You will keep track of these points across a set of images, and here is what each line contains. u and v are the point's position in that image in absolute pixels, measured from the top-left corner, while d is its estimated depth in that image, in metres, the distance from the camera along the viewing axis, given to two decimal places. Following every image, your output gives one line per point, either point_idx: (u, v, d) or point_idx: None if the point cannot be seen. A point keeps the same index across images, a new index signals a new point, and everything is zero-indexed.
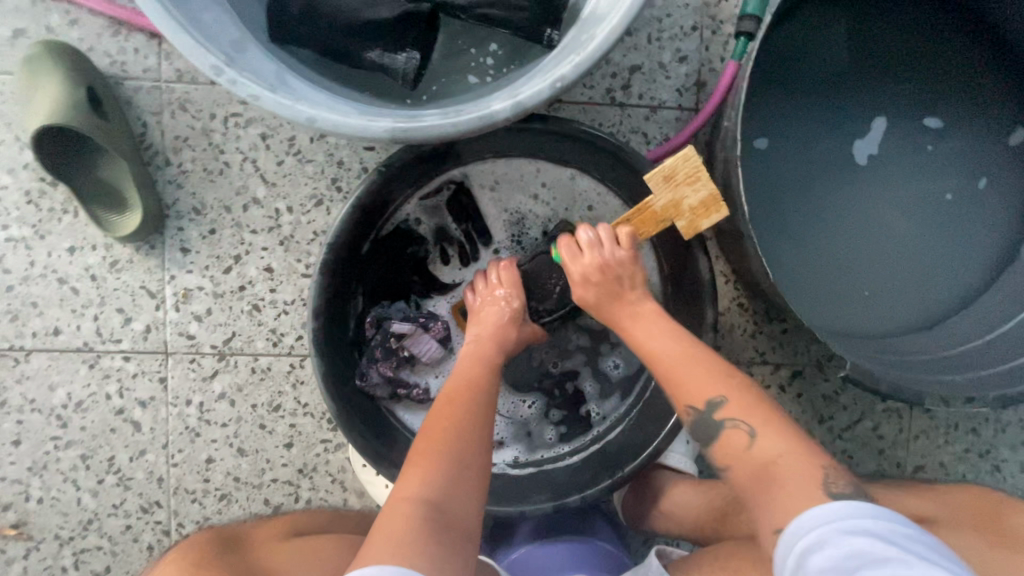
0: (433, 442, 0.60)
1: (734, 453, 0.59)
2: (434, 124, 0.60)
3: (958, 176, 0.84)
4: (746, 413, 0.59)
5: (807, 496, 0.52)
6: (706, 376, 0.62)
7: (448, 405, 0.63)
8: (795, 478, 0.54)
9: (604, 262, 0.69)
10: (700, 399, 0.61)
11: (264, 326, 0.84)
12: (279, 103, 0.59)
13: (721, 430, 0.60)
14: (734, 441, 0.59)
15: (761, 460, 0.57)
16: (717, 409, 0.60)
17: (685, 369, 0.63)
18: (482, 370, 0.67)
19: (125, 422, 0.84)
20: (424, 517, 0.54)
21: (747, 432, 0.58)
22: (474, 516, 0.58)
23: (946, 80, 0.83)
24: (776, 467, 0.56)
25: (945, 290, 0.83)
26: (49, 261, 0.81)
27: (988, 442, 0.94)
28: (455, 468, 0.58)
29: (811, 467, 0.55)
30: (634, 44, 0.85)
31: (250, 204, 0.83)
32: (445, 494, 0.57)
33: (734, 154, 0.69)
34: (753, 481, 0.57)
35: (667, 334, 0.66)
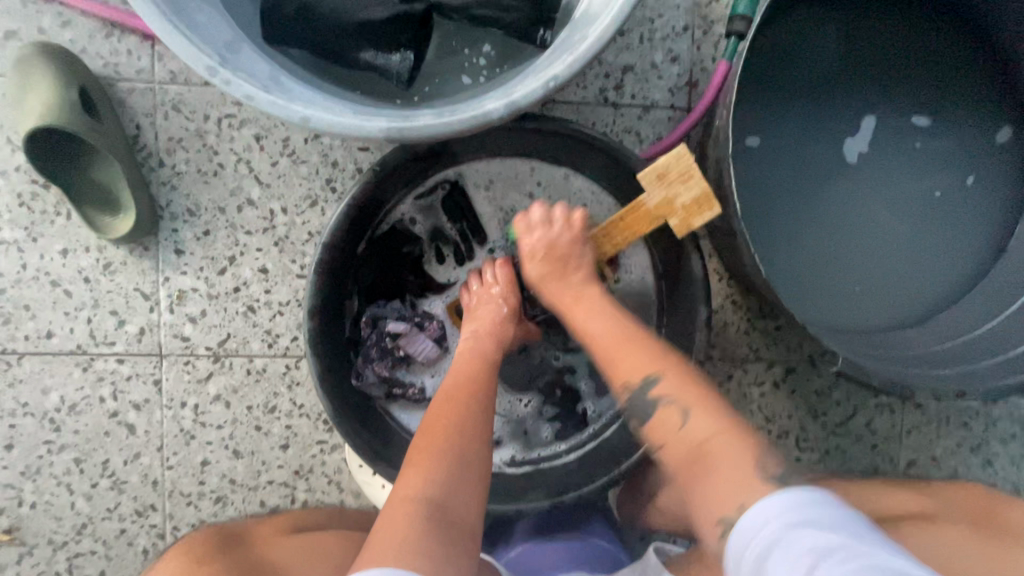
0: (434, 440, 0.61)
1: (669, 435, 0.61)
2: (429, 124, 0.60)
3: (946, 174, 0.85)
4: (680, 395, 0.61)
5: (735, 477, 0.54)
6: (637, 358, 0.64)
7: (448, 404, 0.64)
8: (725, 459, 0.56)
9: (551, 242, 0.71)
10: (631, 378, 0.63)
11: (259, 327, 0.84)
12: (274, 103, 0.59)
13: (656, 409, 0.62)
14: (667, 420, 0.61)
15: (693, 441, 0.59)
16: (650, 387, 0.62)
17: (615, 352, 0.65)
18: (481, 368, 0.68)
19: (119, 425, 0.84)
20: (427, 516, 0.55)
21: (680, 412, 0.60)
22: (475, 513, 0.58)
23: (934, 79, 0.84)
24: (708, 449, 0.57)
25: (934, 286, 0.84)
26: (41, 264, 0.81)
27: (980, 436, 0.95)
28: (455, 465, 0.59)
29: (742, 447, 0.56)
30: (626, 44, 0.86)
31: (244, 205, 0.83)
32: (448, 493, 0.57)
33: (726, 153, 0.70)
34: (688, 458, 0.59)
35: (599, 314, 0.69)
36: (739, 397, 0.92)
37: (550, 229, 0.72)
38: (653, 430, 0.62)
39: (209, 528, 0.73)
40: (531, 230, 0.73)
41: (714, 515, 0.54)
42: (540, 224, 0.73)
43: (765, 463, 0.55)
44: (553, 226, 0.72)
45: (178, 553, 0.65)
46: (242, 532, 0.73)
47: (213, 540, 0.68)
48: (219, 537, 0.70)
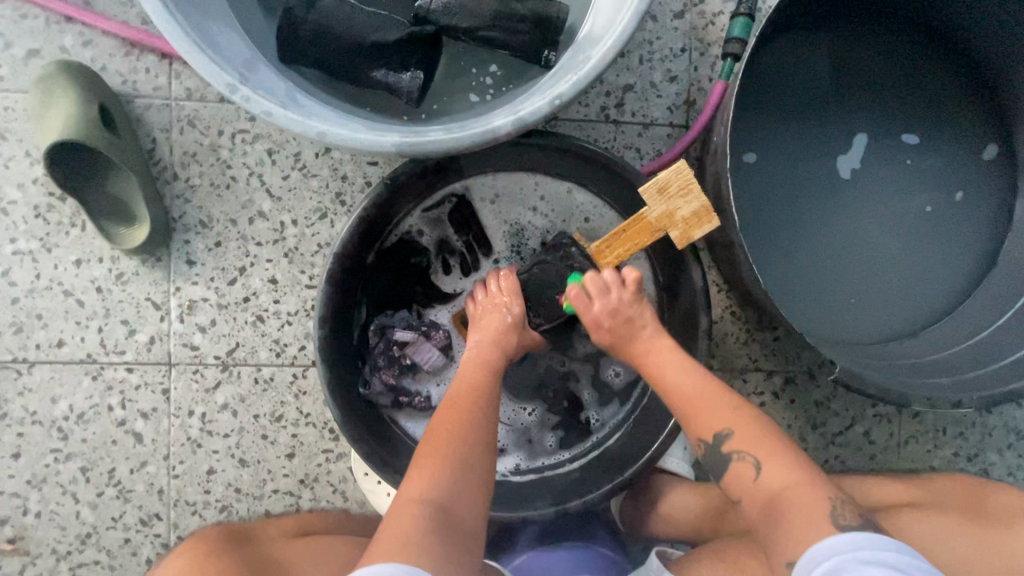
0: (438, 446, 0.62)
1: (744, 486, 0.60)
2: (440, 139, 0.63)
3: (936, 190, 0.88)
4: (752, 446, 0.60)
5: (815, 529, 0.54)
6: (721, 409, 0.62)
7: (453, 410, 0.65)
8: (802, 510, 0.56)
9: (618, 307, 0.71)
10: (710, 432, 0.62)
11: (267, 337, 0.85)
12: (292, 120, 0.62)
13: (731, 463, 0.60)
14: (743, 473, 0.60)
15: (766, 495, 0.58)
16: (724, 442, 0.61)
17: (696, 401, 0.63)
18: (485, 376, 0.69)
19: (127, 434, 0.84)
20: (430, 519, 0.56)
21: (753, 465, 0.59)
22: (476, 517, 0.59)
23: (922, 99, 0.87)
24: (781, 503, 0.57)
25: (928, 298, 0.87)
26: (55, 274, 0.83)
27: (976, 446, 0.97)
28: (461, 469, 0.60)
29: (817, 501, 0.56)
30: (626, 65, 0.89)
31: (256, 217, 0.85)
32: (450, 497, 0.58)
33: (724, 168, 0.73)
34: (764, 513, 0.58)
35: (689, 370, 0.66)
36: None
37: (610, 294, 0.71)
38: (727, 484, 0.61)
39: (221, 527, 0.74)
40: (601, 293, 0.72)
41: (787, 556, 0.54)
42: (601, 291, 0.72)
43: (833, 514, 0.55)
44: (608, 293, 0.71)
45: (186, 551, 0.67)
46: (250, 532, 0.74)
47: (221, 539, 0.70)
48: (229, 536, 0.71)
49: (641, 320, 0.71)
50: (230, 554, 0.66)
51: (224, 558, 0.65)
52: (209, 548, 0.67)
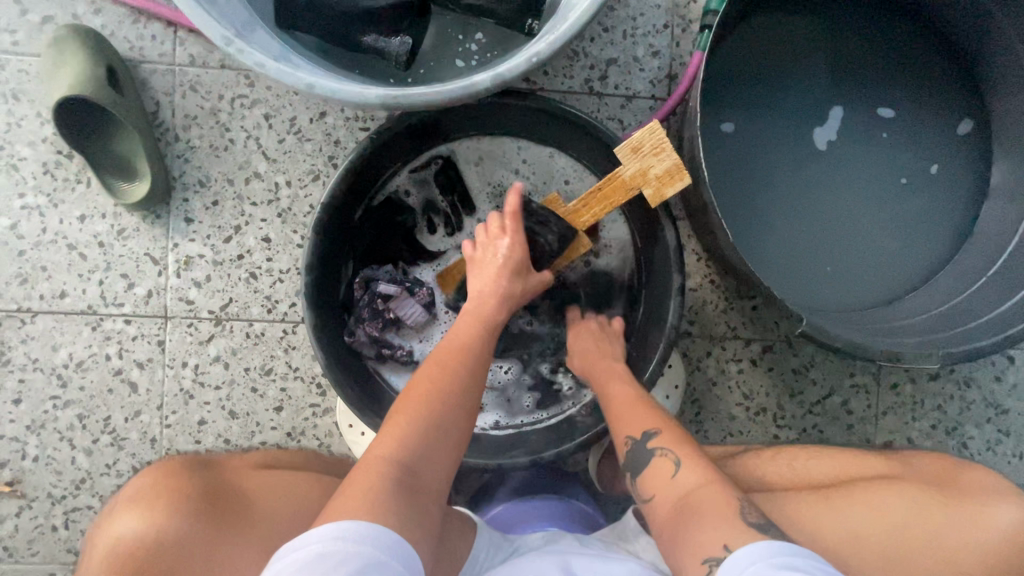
0: (412, 406, 0.63)
1: (660, 483, 0.64)
2: (422, 93, 0.67)
3: (912, 163, 0.90)
4: (676, 446, 0.65)
5: (721, 521, 0.55)
6: (649, 416, 0.69)
7: (432, 370, 0.66)
8: (709, 503, 0.58)
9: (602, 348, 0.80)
10: (638, 431, 0.68)
11: (259, 293, 0.89)
12: (282, 71, 0.65)
13: (653, 458, 0.65)
14: (661, 469, 0.64)
15: (681, 491, 0.61)
16: (651, 439, 0.67)
17: (626, 410, 0.71)
18: (468, 335, 0.69)
19: (123, 383, 0.88)
20: (395, 480, 0.57)
21: (674, 461, 0.64)
22: (438, 481, 0.61)
23: (899, 75, 0.90)
24: (691, 499, 0.60)
25: (902, 268, 0.89)
26: (60, 228, 0.87)
27: (955, 419, 0.98)
28: (432, 432, 0.61)
29: (723, 499, 0.58)
30: (610, 39, 0.93)
31: (252, 178, 0.89)
32: (417, 460, 0.60)
33: (697, 130, 0.75)
34: (673, 512, 0.60)
35: (629, 384, 0.74)
36: (717, 374, 0.95)
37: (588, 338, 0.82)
38: (648, 479, 0.65)
39: (188, 456, 0.74)
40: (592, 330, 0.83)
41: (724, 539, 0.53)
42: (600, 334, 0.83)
43: (742, 509, 0.57)
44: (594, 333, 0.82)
45: (151, 473, 0.68)
46: (215, 461, 0.74)
47: (188, 464, 0.70)
48: (193, 463, 0.71)
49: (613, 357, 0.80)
50: (193, 476, 0.67)
51: (189, 479, 0.66)
52: (171, 469, 0.68)
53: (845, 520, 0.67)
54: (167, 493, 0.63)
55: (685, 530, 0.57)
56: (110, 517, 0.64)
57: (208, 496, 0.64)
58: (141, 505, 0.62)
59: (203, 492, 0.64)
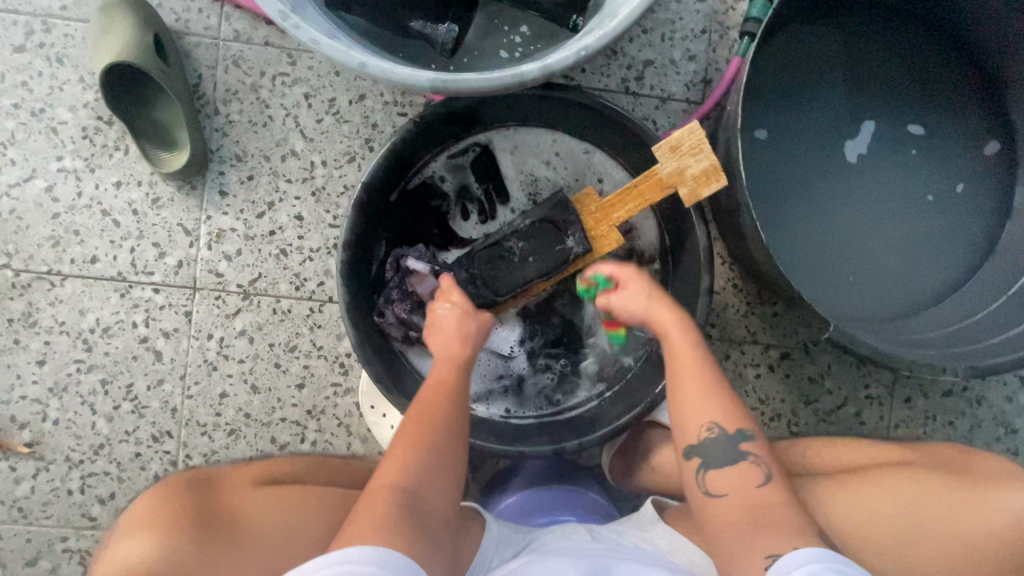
0: (411, 433, 0.64)
1: (733, 484, 0.62)
2: (471, 80, 0.68)
3: (938, 181, 0.91)
4: (765, 460, 0.63)
5: (790, 543, 0.55)
6: (735, 411, 0.65)
7: (428, 398, 0.67)
8: (779, 523, 0.57)
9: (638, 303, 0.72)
10: (733, 428, 0.64)
11: (289, 270, 0.89)
12: (335, 48, 0.66)
13: (739, 458, 0.63)
14: (748, 476, 0.62)
15: (755, 504, 0.60)
16: (745, 441, 0.63)
17: (703, 389, 0.65)
18: (460, 362, 0.71)
19: (147, 351, 0.88)
20: (400, 504, 0.57)
21: (764, 473, 0.62)
22: (445, 502, 0.61)
23: (930, 94, 0.91)
24: (765, 511, 0.59)
25: (922, 282, 0.90)
26: (95, 193, 0.87)
27: (963, 435, 0.99)
28: (432, 458, 0.62)
29: (795, 521, 0.58)
30: (649, 41, 0.94)
31: (288, 156, 0.89)
32: (421, 484, 0.60)
33: (736, 131, 0.75)
34: (743, 514, 0.59)
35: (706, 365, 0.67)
36: (734, 377, 0.96)
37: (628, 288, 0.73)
38: (717, 473, 0.63)
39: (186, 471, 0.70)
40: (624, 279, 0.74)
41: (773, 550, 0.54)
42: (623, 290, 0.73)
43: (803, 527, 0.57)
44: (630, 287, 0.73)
45: (153, 491, 0.65)
46: (215, 477, 0.70)
47: (186, 482, 0.67)
48: (189, 481, 0.67)
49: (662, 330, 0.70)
50: (189, 497, 0.63)
51: (182, 498, 0.63)
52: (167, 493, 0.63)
53: (863, 513, 0.68)
54: (166, 515, 0.60)
55: (746, 535, 0.57)
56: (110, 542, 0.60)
57: (201, 518, 0.61)
58: (139, 529, 0.59)
59: (197, 513, 0.61)
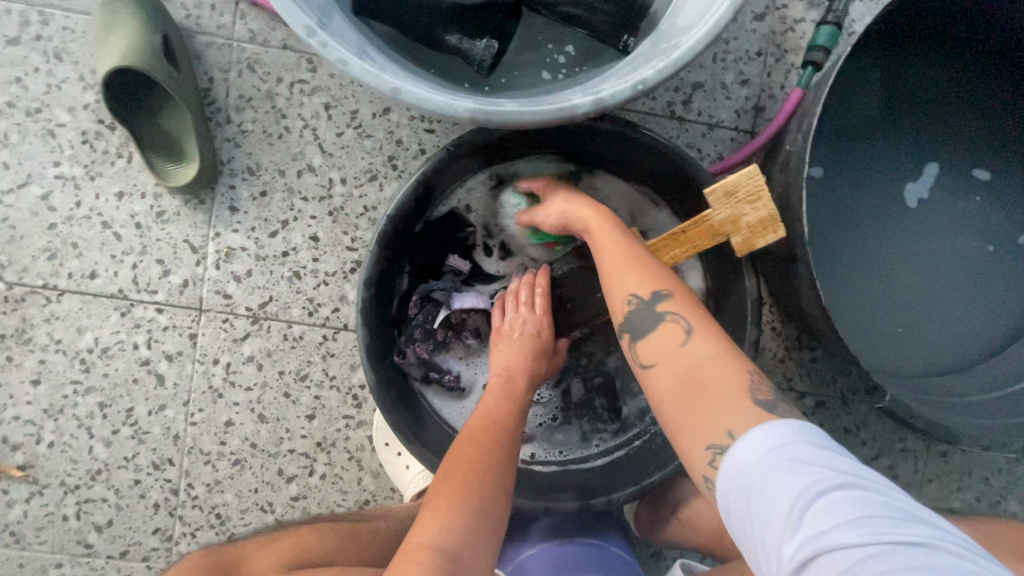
0: (455, 484, 0.58)
1: (666, 350, 0.54)
2: (514, 111, 0.61)
3: (1000, 230, 0.85)
4: (687, 310, 0.55)
5: (736, 405, 0.47)
6: (648, 272, 0.58)
7: (473, 444, 0.62)
8: (724, 381, 0.49)
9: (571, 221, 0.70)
10: (646, 291, 0.57)
11: (302, 294, 0.84)
12: (367, 71, 0.59)
13: (660, 322, 0.55)
14: (670, 337, 0.54)
15: (690, 361, 0.52)
16: (661, 301, 0.56)
17: (625, 267, 0.60)
18: (511, 411, 0.67)
19: (149, 374, 0.83)
20: (441, 568, 0.51)
21: (685, 327, 0.54)
22: (487, 566, 0.54)
23: (999, 135, 0.85)
24: (702, 370, 0.51)
25: (974, 335, 0.83)
26: (95, 204, 0.81)
27: (1000, 493, 0.94)
28: (475, 508, 0.56)
29: (736, 372, 0.50)
30: (699, 62, 0.87)
31: (305, 171, 0.83)
32: (464, 546, 0.53)
33: (802, 175, 0.68)
34: (681, 382, 0.52)
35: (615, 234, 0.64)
36: None
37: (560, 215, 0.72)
38: (648, 347, 0.55)
39: (202, 553, 0.62)
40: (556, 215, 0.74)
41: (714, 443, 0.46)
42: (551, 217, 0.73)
43: None
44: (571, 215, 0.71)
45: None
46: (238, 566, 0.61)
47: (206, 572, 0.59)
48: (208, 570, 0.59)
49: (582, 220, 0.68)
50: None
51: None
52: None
53: None
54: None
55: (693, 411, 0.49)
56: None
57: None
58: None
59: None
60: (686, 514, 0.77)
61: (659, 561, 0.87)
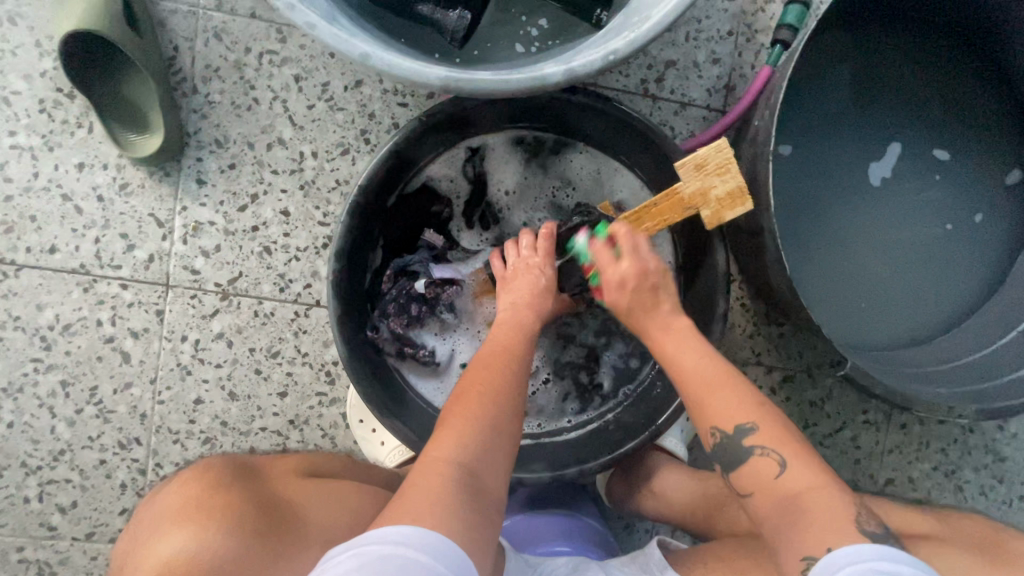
0: (468, 405, 0.58)
1: (758, 482, 0.55)
2: (487, 79, 0.60)
3: (958, 208, 0.88)
4: (779, 443, 0.55)
5: (833, 530, 0.50)
6: (732, 398, 0.57)
7: (486, 370, 0.61)
8: (825, 513, 0.51)
9: (642, 269, 0.64)
10: (728, 424, 0.56)
11: (272, 270, 0.82)
12: (336, 36, 0.58)
13: (750, 456, 0.55)
14: (763, 469, 0.55)
15: (789, 493, 0.53)
16: (748, 435, 0.56)
17: (709, 392, 0.58)
18: (521, 336, 0.65)
19: (114, 351, 0.81)
20: (459, 481, 0.53)
21: (778, 462, 0.54)
22: (501, 483, 0.57)
23: (958, 116, 0.88)
24: (801, 501, 0.52)
25: (933, 309, 0.86)
26: (54, 175, 0.79)
27: (955, 463, 0.98)
28: (490, 431, 0.57)
29: (838, 504, 0.52)
30: (672, 40, 0.88)
31: (275, 144, 0.81)
32: (478, 459, 0.55)
33: (768, 149, 0.69)
34: (779, 512, 0.54)
35: (690, 346, 0.61)
36: None
37: (622, 263, 0.64)
38: (740, 477, 0.56)
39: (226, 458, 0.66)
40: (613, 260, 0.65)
41: (805, 553, 0.50)
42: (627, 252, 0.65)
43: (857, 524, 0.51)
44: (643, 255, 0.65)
45: (189, 480, 0.59)
46: (257, 468, 0.66)
47: (229, 470, 0.62)
48: (235, 470, 0.63)
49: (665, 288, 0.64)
50: (241, 488, 0.59)
51: (237, 493, 0.57)
52: (212, 473, 0.60)
53: None
54: (215, 510, 0.54)
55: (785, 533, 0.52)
56: (143, 537, 0.55)
57: (265, 511, 0.57)
58: (179, 526, 0.53)
59: (257, 505, 0.57)
60: (658, 486, 0.79)
61: (631, 534, 0.88)
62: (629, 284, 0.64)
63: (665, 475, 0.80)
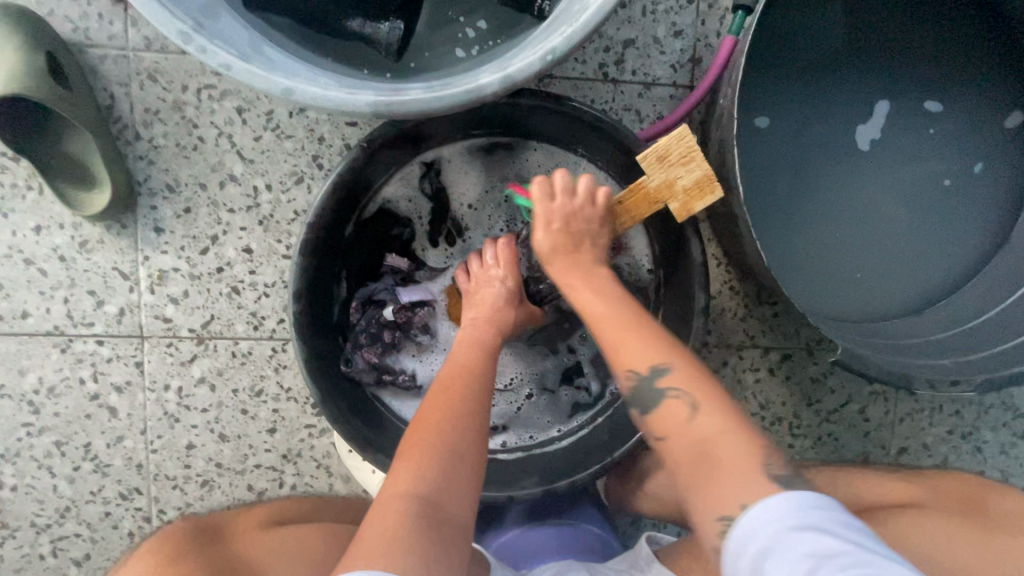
0: (425, 434, 0.56)
1: (674, 427, 0.52)
2: (417, 98, 0.54)
3: (955, 161, 0.81)
4: (691, 385, 0.53)
5: (746, 476, 0.47)
6: (649, 343, 0.55)
7: (443, 394, 0.59)
8: (730, 454, 0.49)
9: (573, 210, 0.63)
10: (640, 365, 0.54)
11: (243, 309, 0.81)
12: (254, 75, 0.53)
13: (662, 398, 0.53)
14: (673, 413, 0.52)
15: (699, 436, 0.50)
16: (660, 376, 0.53)
17: (623, 335, 0.56)
18: (479, 355, 0.63)
19: (101, 408, 0.81)
20: (418, 515, 0.51)
21: (691, 404, 0.52)
22: (469, 510, 0.54)
23: (948, 62, 0.80)
24: (712, 446, 0.50)
25: (934, 273, 0.81)
26: (14, 241, 0.78)
27: (971, 424, 0.93)
28: (450, 456, 0.54)
29: (750, 450, 0.49)
30: (628, 17, 0.82)
31: (227, 181, 0.79)
32: (439, 489, 0.53)
33: (732, 131, 0.65)
34: (687, 458, 0.50)
35: (608, 293, 0.60)
36: (734, 383, 0.90)
37: (564, 199, 0.63)
38: (655, 423, 0.53)
39: (188, 521, 0.67)
40: (547, 196, 0.64)
41: (720, 510, 0.47)
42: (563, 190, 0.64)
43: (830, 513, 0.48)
44: (587, 202, 0.64)
45: (150, 554, 0.59)
46: (221, 528, 0.67)
47: (188, 538, 0.62)
48: (198, 537, 0.63)
49: (592, 238, 0.63)
50: (197, 555, 0.59)
51: (190, 561, 0.57)
52: (174, 547, 0.59)
53: None
54: None
55: (701, 475, 0.49)
56: None
57: (220, 570, 0.58)
58: None
59: (212, 568, 0.57)
60: (651, 484, 0.78)
61: (638, 530, 0.87)
62: (556, 221, 0.62)
63: (657, 474, 0.78)
